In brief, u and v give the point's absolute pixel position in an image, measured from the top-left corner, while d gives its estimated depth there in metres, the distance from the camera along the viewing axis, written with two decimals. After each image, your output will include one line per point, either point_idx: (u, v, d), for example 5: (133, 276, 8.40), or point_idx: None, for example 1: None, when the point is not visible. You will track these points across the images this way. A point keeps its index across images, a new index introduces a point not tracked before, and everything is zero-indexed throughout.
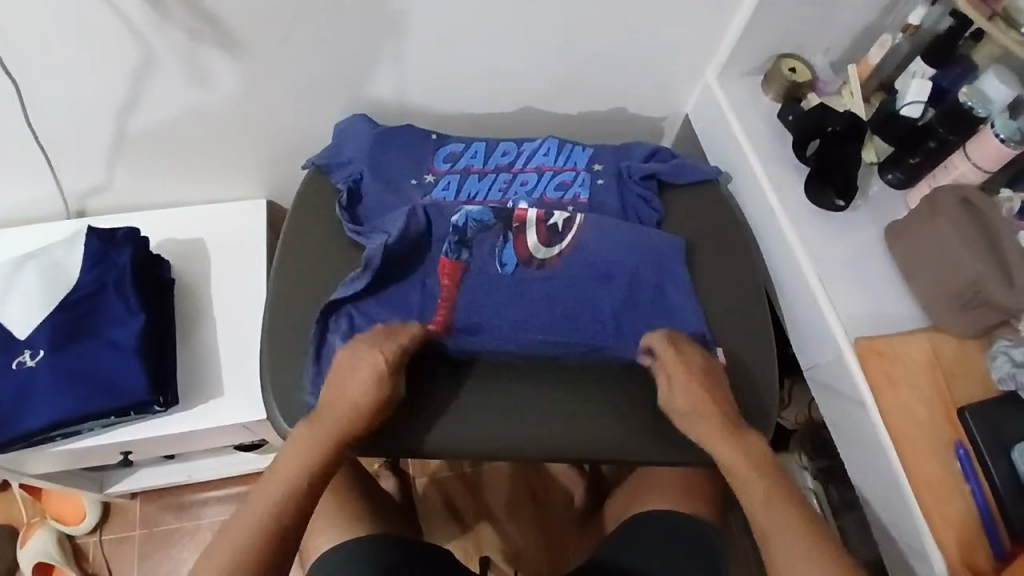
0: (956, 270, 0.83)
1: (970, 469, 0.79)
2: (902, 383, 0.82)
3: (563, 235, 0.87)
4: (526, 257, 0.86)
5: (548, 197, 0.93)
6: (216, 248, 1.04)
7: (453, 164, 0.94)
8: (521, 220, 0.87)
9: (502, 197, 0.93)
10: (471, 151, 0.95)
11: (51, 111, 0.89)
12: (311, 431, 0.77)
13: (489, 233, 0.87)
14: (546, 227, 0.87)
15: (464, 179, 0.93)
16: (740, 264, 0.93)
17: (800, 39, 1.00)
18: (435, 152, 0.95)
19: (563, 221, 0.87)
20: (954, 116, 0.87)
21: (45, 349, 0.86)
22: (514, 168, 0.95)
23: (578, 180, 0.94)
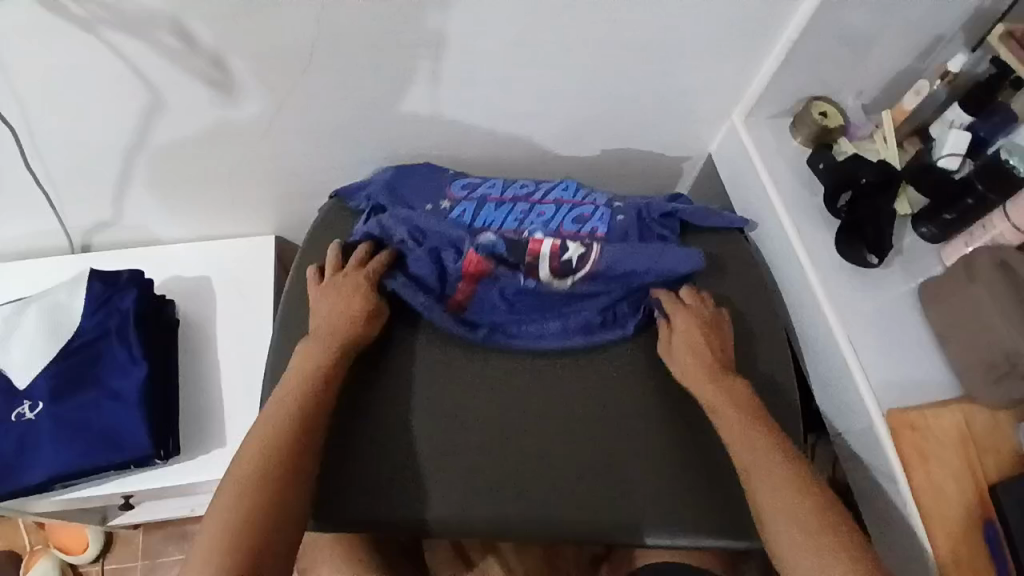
0: (991, 340, 0.80)
1: (998, 553, 0.76)
2: (934, 459, 0.79)
3: (576, 271, 0.84)
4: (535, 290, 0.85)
5: (565, 227, 0.88)
6: (222, 286, 1.01)
7: (471, 192, 0.91)
8: (534, 253, 0.84)
9: (517, 227, 0.88)
10: (489, 183, 0.93)
11: (53, 150, 0.86)
12: (314, 343, 0.81)
13: (506, 267, 0.85)
14: (559, 261, 0.84)
15: (479, 207, 0.90)
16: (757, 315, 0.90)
17: (832, 82, 0.96)
18: (451, 181, 0.92)
19: (578, 257, 0.84)
20: (994, 172, 0.83)
21: (44, 401, 0.84)
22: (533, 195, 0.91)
23: (597, 215, 0.89)
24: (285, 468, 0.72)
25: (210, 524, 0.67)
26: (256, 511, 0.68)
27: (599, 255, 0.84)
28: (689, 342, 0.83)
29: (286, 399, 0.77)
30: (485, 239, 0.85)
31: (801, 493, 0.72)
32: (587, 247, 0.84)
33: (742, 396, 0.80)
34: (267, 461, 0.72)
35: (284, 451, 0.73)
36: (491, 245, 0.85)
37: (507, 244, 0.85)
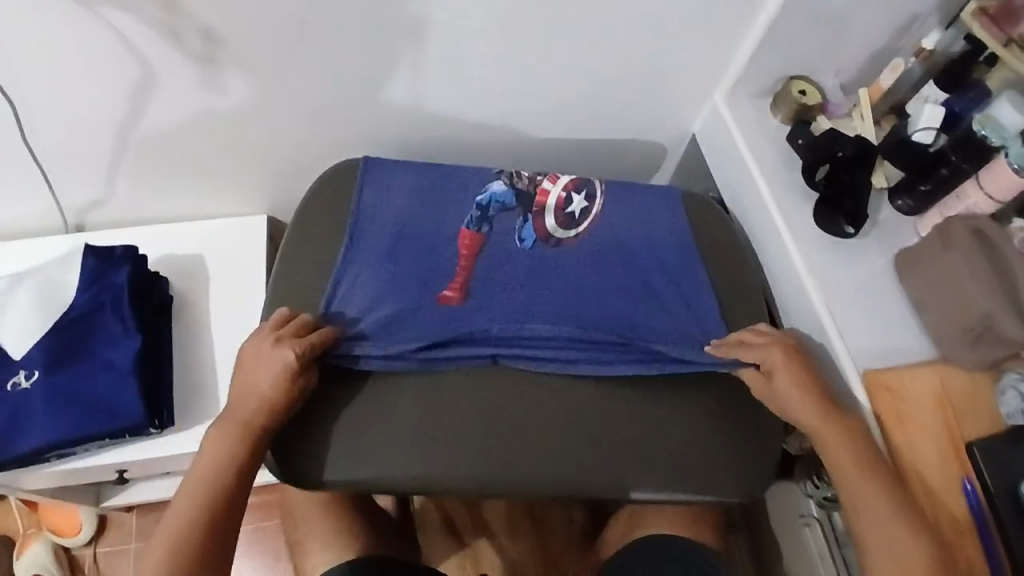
0: (967, 304, 0.82)
1: (977, 505, 0.77)
2: (910, 418, 0.81)
3: (579, 222, 0.95)
4: (545, 237, 0.93)
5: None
6: (213, 264, 1.03)
7: (485, 207, 0.94)
8: (541, 204, 0.95)
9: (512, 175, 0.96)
10: (496, 200, 0.94)
11: (49, 127, 0.88)
12: (227, 427, 0.77)
13: (511, 213, 0.94)
14: (564, 213, 0.94)
15: (489, 211, 0.94)
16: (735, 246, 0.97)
17: (810, 61, 0.99)
18: (475, 196, 0.94)
19: (580, 211, 0.95)
20: (968, 143, 0.86)
21: (40, 370, 0.85)
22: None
23: (586, 187, 0.97)
24: (232, 495, 0.75)
25: (173, 515, 0.73)
26: (190, 549, 0.72)
27: (602, 209, 0.96)
28: (794, 382, 0.82)
29: (218, 444, 0.76)
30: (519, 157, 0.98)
31: (894, 506, 0.75)
32: (590, 203, 0.96)
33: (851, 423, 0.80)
34: (199, 521, 0.73)
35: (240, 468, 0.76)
36: (515, 213, 0.94)
37: (516, 196, 0.95)
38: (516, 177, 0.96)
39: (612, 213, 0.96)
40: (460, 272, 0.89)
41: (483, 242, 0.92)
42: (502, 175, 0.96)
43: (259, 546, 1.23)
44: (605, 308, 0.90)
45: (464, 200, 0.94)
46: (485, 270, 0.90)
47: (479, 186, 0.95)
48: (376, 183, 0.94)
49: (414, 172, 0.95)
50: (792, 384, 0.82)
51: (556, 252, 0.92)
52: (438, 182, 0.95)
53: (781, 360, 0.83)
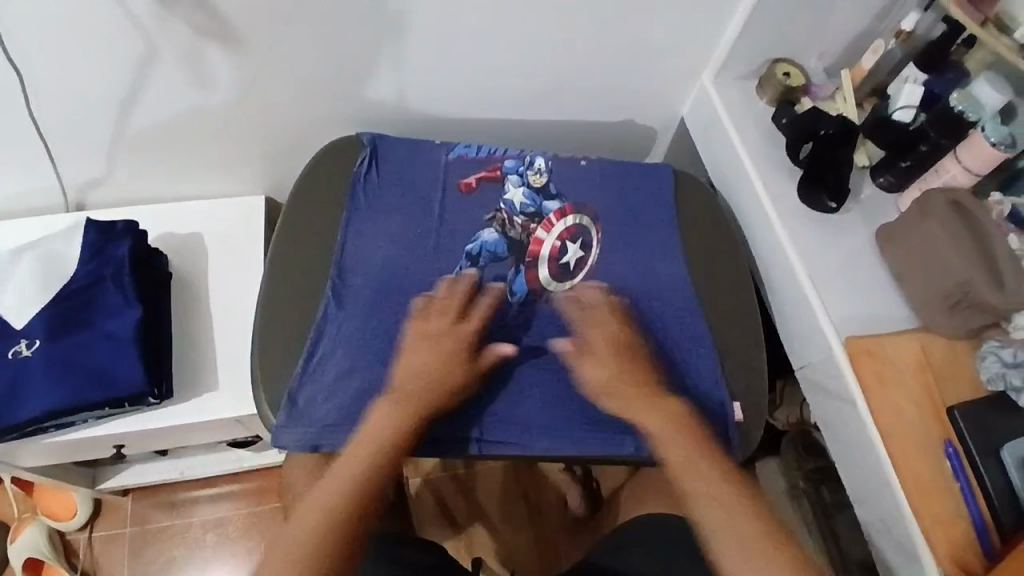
0: (947, 272, 0.84)
1: (960, 468, 0.79)
2: (890, 382, 0.83)
3: (573, 273, 0.94)
4: (537, 288, 0.92)
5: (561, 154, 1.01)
6: (211, 243, 1.05)
7: (474, 259, 0.93)
8: (534, 254, 0.94)
9: (502, 212, 0.96)
10: (485, 249, 0.94)
11: (53, 104, 0.90)
12: None
13: (502, 263, 0.94)
14: (558, 264, 0.94)
15: (478, 264, 0.93)
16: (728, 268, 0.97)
17: (795, 43, 1.01)
18: (464, 247, 0.94)
19: (575, 262, 0.95)
20: (945, 120, 0.88)
21: (41, 339, 0.87)
22: (525, 154, 1.00)
23: (581, 230, 0.97)
24: None
25: (296, 533, 0.70)
26: None
27: (596, 262, 0.96)
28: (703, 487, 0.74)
29: None
30: (512, 194, 0.97)
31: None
32: (585, 253, 0.96)
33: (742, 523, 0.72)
34: None
35: (369, 484, 0.74)
36: (504, 261, 0.93)
37: (508, 245, 0.94)
38: (508, 224, 0.95)
39: (611, 265, 0.96)
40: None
41: (471, 297, 0.91)
42: (494, 221, 0.95)
43: (254, 528, 1.24)
44: None
45: (453, 250, 0.94)
46: None
47: (469, 236, 0.94)
48: (363, 224, 0.94)
49: (404, 220, 0.95)
50: (692, 483, 0.75)
51: (549, 308, 0.92)
52: (428, 235, 0.94)
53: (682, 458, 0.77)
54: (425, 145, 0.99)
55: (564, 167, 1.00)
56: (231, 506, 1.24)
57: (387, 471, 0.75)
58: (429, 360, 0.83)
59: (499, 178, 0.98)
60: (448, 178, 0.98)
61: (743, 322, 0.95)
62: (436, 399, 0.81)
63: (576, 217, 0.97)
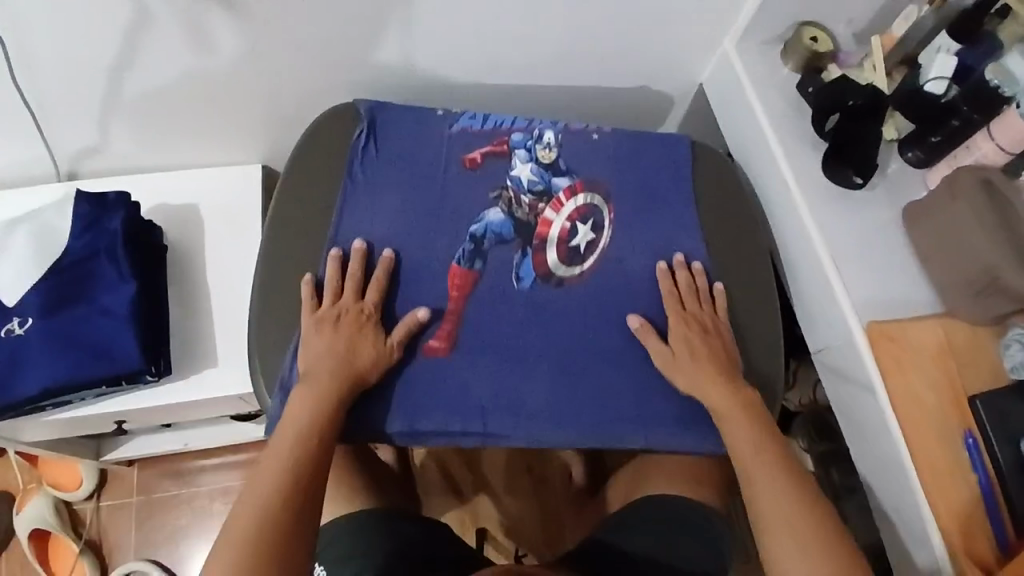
0: (975, 256, 0.81)
1: (979, 459, 0.77)
2: (911, 367, 0.80)
3: (584, 256, 0.91)
4: (545, 274, 0.90)
5: (571, 125, 0.95)
6: (210, 214, 1.01)
7: (479, 241, 0.89)
8: (543, 237, 0.91)
9: (508, 190, 0.92)
10: (491, 230, 0.90)
11: (38, 71, 0.85)
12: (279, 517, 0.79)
13: (508, 246, 0.90)
14: (567, 246, 0.91)
15: (482, 247, 0.89)
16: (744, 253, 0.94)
17: (823, 7, 0.96)
18: (468, 228, 0.90)
19: (585, 245, 0.92)
20: (979, 95, 0.84)
21: (34, 316, 0.84)
22: (533, 126, 0.94)
23: (592, 210, 0.93)
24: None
25: (240, 505, 0.71)
26: None
27: (607, 244, 0.92)
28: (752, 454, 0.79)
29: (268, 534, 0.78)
30: (519, 171, 0.93)
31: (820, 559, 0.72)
32: (596, 235, 0.92)
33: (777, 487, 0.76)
34: None
35: (299, 459, 0.74)
36: (511, 244, 0.90)
37: (514, 227, 0.91)
38: (514, 204, 0.91)
39: (623, 248, 0.93)
40: (448, 319, 0.86)
41: (475, 281, 0.88)
42: (500, 200, 0.91)
43: None
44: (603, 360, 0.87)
45: (457, 229, 0.89)
46: (472, 318, 0.87)
47: (474, 215, 0.90)
48: (359, 202, 0.89)
49: (403, 197, 0.90)
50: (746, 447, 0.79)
51: (558, 293, 0.89)
52: (430, 214, 0.90)
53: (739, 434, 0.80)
54: (428, 116, 0.93)
55: (574, 142, 0.95)
56: (236, 476, 1.24)
57: (317, 442, 0.75)
58: (331, 329, 0.81)
59: (507, 153, 0.93)
60: (451, 152, 0.92)
61: (757, 306, 0.92)
62: (343, 370, 0.79)
63: (587, 196, 0.93)
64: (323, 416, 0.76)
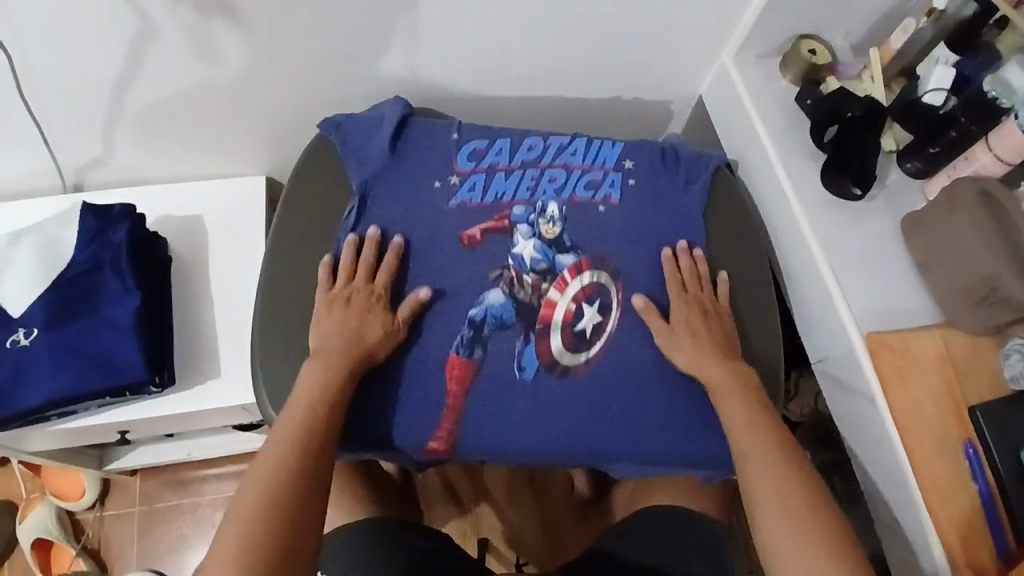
0: (973, 265, 0.81)
1: (979, 469, 0.77)
2: (911, 378, 0.80)
3: (589, 341, 0.86)
4: (548, 363, 0.85)
5: (577, 196, 0.90)
6: (215, 225, 1.02)
7: (477, 331, 0.85)
8: (546, 320, 0.85)
9: (511, 267, 0.87)
10: (490, 314, 0.85)
11: (45, 83, 0.86)
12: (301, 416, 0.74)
13: (509, 332, 0.85)
14: (572, 330, 0.85)
15: (480, 339, 0.85)
16: (758, 326, 0.90)
17: (820, 21, 0.97)
18: (463, 321, 0.85)
19: (592, 328, 0.86)
20: (978, 105, 0.84)
21: (39, 328, 0.85)
22: (536, 199, 0.90)
23: (598, 289, 0.87)
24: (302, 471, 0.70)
25: (247, 483, 0.69)
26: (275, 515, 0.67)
27: (615, 328, 0.86)
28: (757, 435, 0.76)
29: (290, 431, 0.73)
30: (522, 248, 0.88)
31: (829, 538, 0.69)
32: (602, 317, 0.86)
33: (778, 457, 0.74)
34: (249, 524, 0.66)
35: (298, 439, 0.72)
36: (512, 328, 0.85)
37: (515, 309, 0.86)
38: (517, 284, 0.86)
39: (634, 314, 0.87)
40: (447, 416, 0.83)
41: (475, 372, 0.84)
42: (501, 280, 0.86)
43: None
44: (601, 427, 0.84)
45: (455, 316, 0.85)
46: (475, 400, 0.84)
47: (474, 297, 0.86)
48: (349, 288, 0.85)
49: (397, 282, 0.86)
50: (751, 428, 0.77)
51: (561, 384, 0.84)
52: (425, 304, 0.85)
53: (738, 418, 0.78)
54: (426, 190, 0.90)
55: (581, 214, 0.90)
56: (238, 486, 1.24)
57: (323, 424, 0.74)
58: (342, 308, 0.82)
59: (508, 229, 0.88)
60: (448, 231, 0.88)
61: (771, 359, 0.89)
62: (353, 355, 0.79)
63: (592, 274, 0.88)
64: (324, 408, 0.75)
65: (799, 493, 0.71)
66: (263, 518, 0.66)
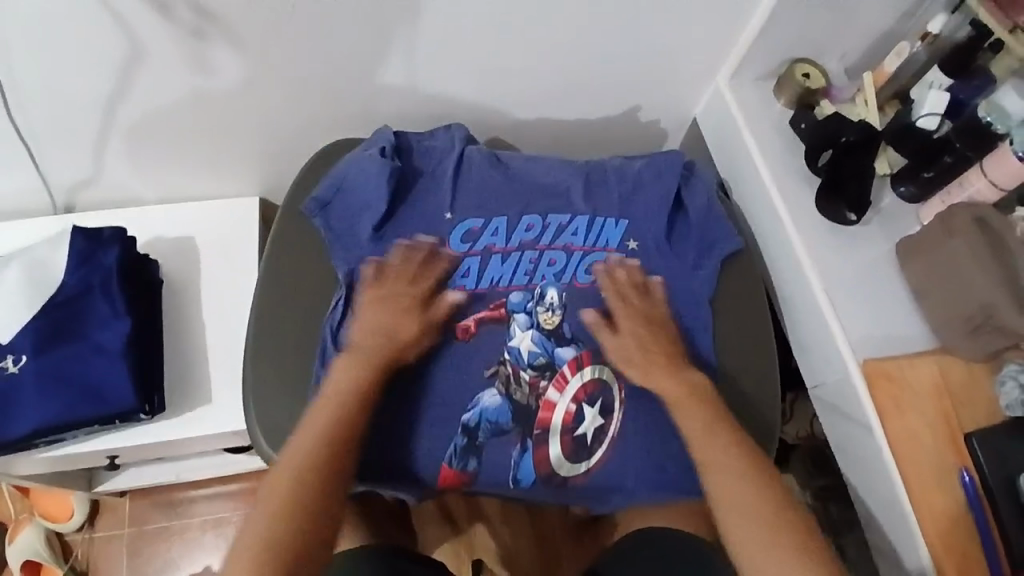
0: (968, 292, 0.81)
1: (975, 498, 0.77)
2: (908, 406, 0.80)
3: (591, 449, 0.81)
4: (548, 472, 0.80)
5: (580, 282, 0.86)
6: (207, 247, 1.01)
7: (472, 435, 0.80)
8: (544, 424, 0.81)
9: (511, 364, 0.82)
10: (485, 416, 0.80)
11: (35, 105, 0.85)
12: (343, 380, 0.76)
13: (505, 438, 0.80)
14: (573, 437, 0.81)
15: (475, 447, 0.80)
16: (766, 431, 0.86)
17: (813, 44, 0.97)
18: (456, 431, 0.80)
19: (593, 432, 0.81)
20: (973, 131, 0.84)
21: (27, 354, 0.84)
22: (535, 284, 0.86)
23: (601, 388, 0.82)
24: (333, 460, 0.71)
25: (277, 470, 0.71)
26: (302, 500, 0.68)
27: (618, 429, 0.81)
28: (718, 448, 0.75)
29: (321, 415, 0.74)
30: (518, 340, 0.83)
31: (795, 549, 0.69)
32: (605, 419, 0.81)
33: (740, 465, 0.74)
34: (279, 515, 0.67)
35: (328, 426, 0.73)
36: (508, 434, 0.80)
37: (512, 412, 0.81)
38: (513, 383, 0.81)
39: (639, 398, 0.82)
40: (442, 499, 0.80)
41: (470, 482, 0.80)
42: (497, 378, 0.81)
43: None
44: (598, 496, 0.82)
45: (449, 424, 0.80)
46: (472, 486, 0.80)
47: (467, 401, 0.80)
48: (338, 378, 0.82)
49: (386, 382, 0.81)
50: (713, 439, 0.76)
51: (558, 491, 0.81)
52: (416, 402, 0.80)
53: (703, 421, 0.77)
54: (419, 278, 0.85)
55: (582, 301, 0.85)
56: (230, 507, 1.23)
57: (346, 431, 0.73)
58: (392, 306, 0.81)
59: (504, 320, 0.84)
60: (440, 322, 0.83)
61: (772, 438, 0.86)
62: (387, 347, 0.79)
63: (594, 369, 0.82)
64: (331, 429, 0.73)
65: (764, 500, 0.72)
66: (281, 520, 0.67)
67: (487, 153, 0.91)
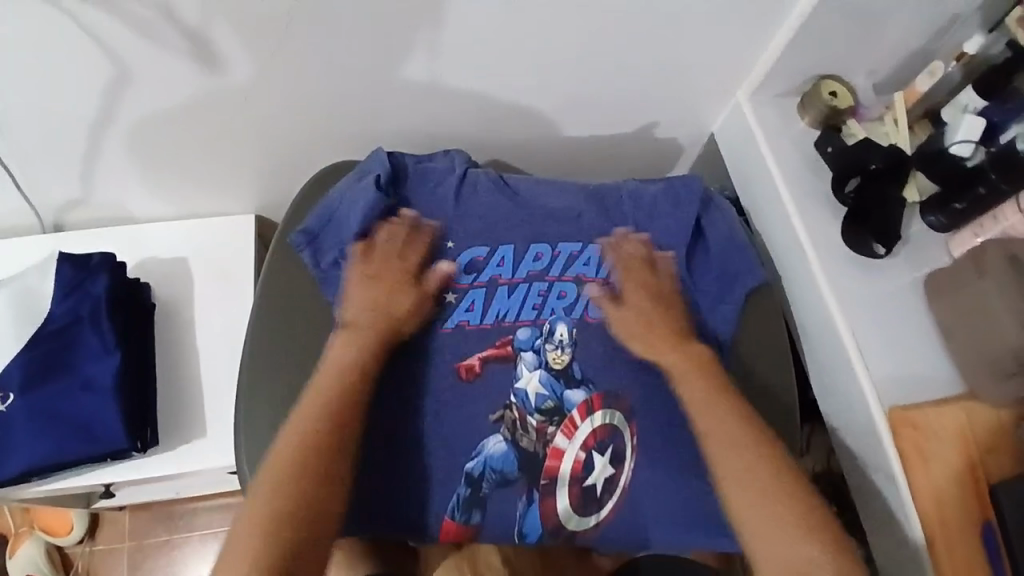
0: (1000, 337, 0.77)
1: (998, 555, 0.74)
2: (932, 456, 0.77)
3: (601, 500, 0.78)
4: (554, 526, 0.77)
5: (590, 317, 0.83)
6: (201, 269, 0.97)
7: (475, 485, 0.77)
8: (552, 473, 0.77)
9: (517, 408, 0.79)
10: (490, 464, 0.77)
11: (13, 129, 0.80)
12: (349, 350, 0.76)
13: (512, 488, 0.77)
14: (581, 486, 0.78)
15: (479, 498, 0.77)
16: None
17: (841, 61, 0.91)
18: (460, 479, 0.77)
19: (603, 483, 0.78)
20: (1008, 162, 0.79)
21: (14, 391, 0.81)
22: (543, 320, 0.82)
23: (613, 434, 0.79)
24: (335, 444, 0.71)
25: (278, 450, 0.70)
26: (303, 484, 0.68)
27: (629, 481, 0.79)
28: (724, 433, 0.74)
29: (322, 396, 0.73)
30: (525, 382, 0.80)
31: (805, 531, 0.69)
32: (615, 468, 0.78)
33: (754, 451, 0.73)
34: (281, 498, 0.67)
35: (332, 402, 0.73)
36: (514, 484, 0.77)
37: (518, 461, 0.78)
38: (519, 428, 0.78)
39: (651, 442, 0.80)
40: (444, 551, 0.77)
41: (474, 535, 0.77)
42: (503, 423, 0.78)
43: None
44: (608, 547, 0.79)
45: (450, 473, 0.77)
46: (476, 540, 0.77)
47: (470, 449, 0.78)
48: None
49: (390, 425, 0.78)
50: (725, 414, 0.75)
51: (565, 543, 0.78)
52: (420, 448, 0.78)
53: (708, 408, 0.76)
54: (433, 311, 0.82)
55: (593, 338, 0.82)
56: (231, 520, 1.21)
57: (350, 407, 0.73)
58: (376, 279, 0.80)
59: (511, 358, 0.81)
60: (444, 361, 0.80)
61: None
62: (381, 321, 0.78)
63: (605, 415, 0.79)
64: (340, 407, 0.72)
65: (780, 488, 0.71)
66: (282, 503, 0.66)
67: (494, 175, 0.87)
